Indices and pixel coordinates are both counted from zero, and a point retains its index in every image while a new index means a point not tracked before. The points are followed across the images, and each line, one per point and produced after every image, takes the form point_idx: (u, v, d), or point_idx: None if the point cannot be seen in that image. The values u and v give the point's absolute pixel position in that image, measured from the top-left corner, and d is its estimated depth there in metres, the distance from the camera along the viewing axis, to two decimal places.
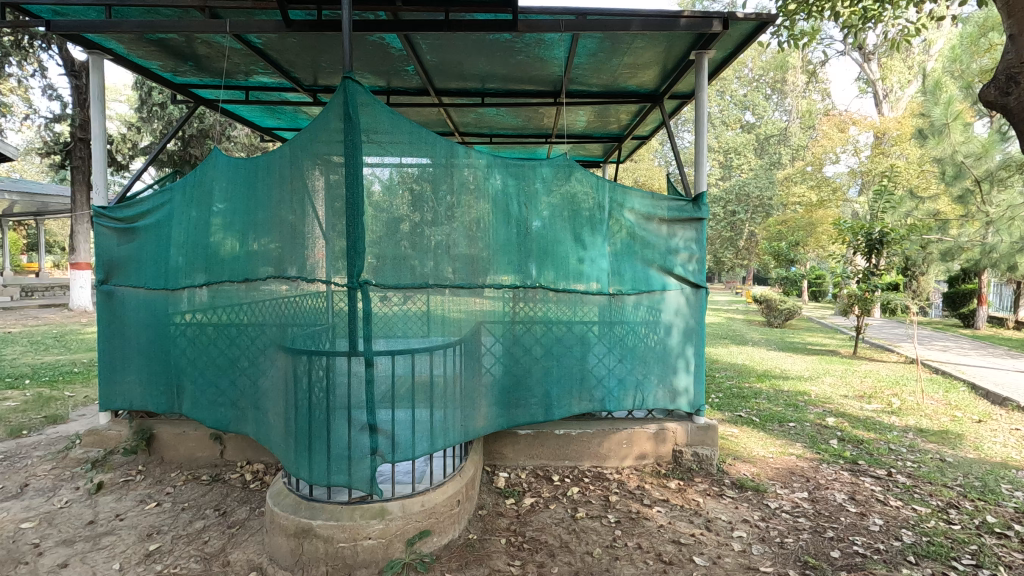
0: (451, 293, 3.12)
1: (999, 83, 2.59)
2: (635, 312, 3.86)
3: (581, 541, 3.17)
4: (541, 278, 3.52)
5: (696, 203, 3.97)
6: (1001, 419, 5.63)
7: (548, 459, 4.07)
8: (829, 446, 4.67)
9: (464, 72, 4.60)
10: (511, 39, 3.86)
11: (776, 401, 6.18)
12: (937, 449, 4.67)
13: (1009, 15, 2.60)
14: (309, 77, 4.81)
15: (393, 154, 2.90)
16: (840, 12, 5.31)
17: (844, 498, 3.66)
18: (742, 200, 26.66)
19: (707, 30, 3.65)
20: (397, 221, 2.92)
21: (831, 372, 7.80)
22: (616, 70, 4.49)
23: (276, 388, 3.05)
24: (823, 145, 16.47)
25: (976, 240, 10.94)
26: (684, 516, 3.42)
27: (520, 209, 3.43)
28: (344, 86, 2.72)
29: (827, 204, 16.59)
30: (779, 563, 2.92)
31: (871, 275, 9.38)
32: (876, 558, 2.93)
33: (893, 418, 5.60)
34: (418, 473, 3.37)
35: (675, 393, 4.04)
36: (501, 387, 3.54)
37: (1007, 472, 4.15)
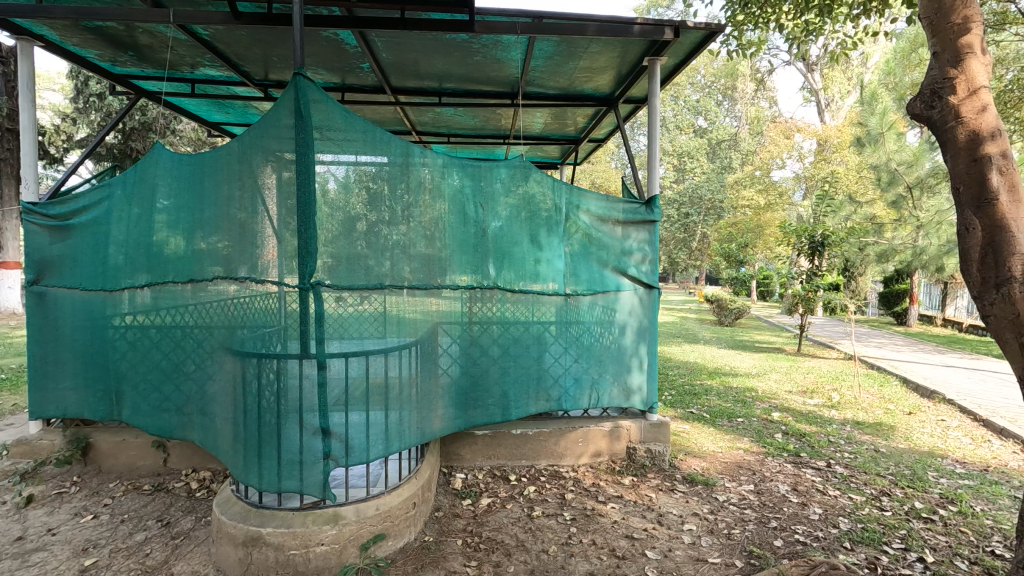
0: (408, 294, 3.10)
1: (924, 96, 2.54)
2: (591, 312, 3.93)
3: (536, 539, 3.20)
4: (499, 279, 3.53)
5: (649, 206, 4.07)
6: (929, 411, 6.02)
7: (505, 459, 4.09)
8: (774, 439, 4.87)
9: (420, 71, 4.57)
10: (467, 39, 3.87)
11: (726, 397, 6.40)
12: (872, 440, 4.96)
13: (933, 33, 2.52)
14: (260, 72, 4.67)
15: (348, 152, 2.86)
16: (785, 24, 5.51)
17: (787, 489, 3.83)
18: (695, 203, 27.47)
19: (660, 37, 3.74)
20: (352, 220, 2.89)
21: (777, 368, 8.15)
22: (572, 73, 4.55)
23: (223, 392, 2.95)
24: (770, 151, 17.21)
25: (908, 243, 11.64)
26: (637, 511, 3.51)
27: (477, 210, 3.43)
28: (295, 83, 2.67)
29: (774, 207, 17.34)
30: (726, 553, 3.03)
31: (814, 276, 9.77)
32: (815, 545, 3.07)
33: (833, 411, 5.90)
34: (372, 476, 3.32)
35: (629, 391, 4.13)
36: (459, 388, 3.53)
37: (934, 461, 4.44)
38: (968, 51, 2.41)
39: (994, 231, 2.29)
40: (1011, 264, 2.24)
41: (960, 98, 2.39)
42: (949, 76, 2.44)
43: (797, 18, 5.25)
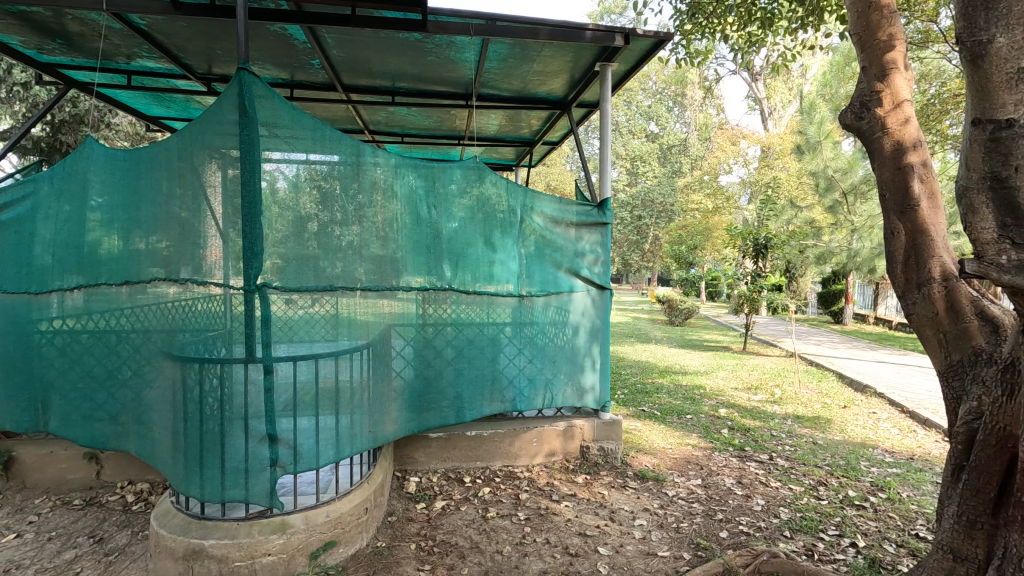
0: (361, 296, 3.04)
1: (854, 108, 2.67)
2: (545, 312, 3.97)
3: (490, 540, 3.20)
4: (453, 280, 3.52)
5: (601, 208, 4.15)
6: (862, 404, 6.38)
7: (459, 462, 4.07)
8: (720, 435, 5.04)
9: (373, 70, 4.50)
10: (421, 39, 3.84)
11: (676, 395, 6.59)
12: (810, 433, 5.21)
13: (861, 49, 2.65)
14: (203, 65, 4.49)
15: (298, 150, 2.80)
16: (730, 35, 5.72)
17: (732, 482, 3.98)
18: (647, 206, 28.16)
19: (611, 43, 3.82)
20: (303, 221, 2.82)
21: (724, 366, 8.46)
22: (526, 76, 4.59)
23: (162, 399, 2.81)
24: (718, 156, 17.85)
25: (843, 246, 12.32)
26: (590, 509, 3.57)
27: (430, 210, 3.41)
28: (239, 77, 2.59)
29: (721, 211, 17.98)
30: (674, 547, 3.12)
31: (758, 277, 10.20)
32: (757, 535, 3.20)
33: (775, 407, 6.17)
34: (323, 482, 3.24)
35: (582, 391, 4.20)
36: (412, 391, 3.49)
37: (867, 451, 4.72)
38: (893, 66, 2.56)
39: (916, 235, 2.45)
40: (930, 266, 2.41)
41: (886, 110, 2.55)
42: (876, 89, 2.58)
43: (741, 30, 5.46)
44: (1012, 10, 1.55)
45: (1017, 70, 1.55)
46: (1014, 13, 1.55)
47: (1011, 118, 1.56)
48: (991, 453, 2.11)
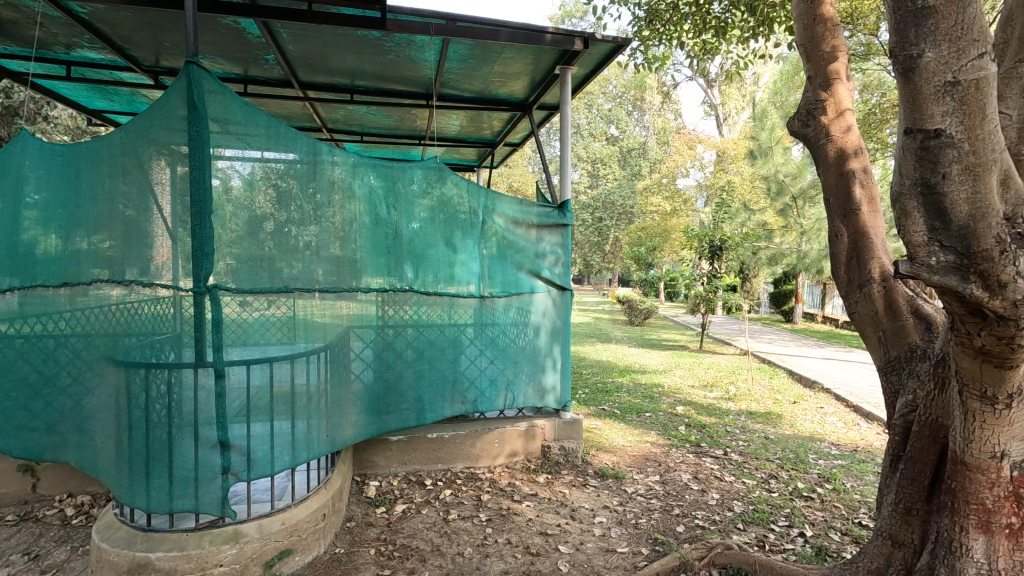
0: (319, 297, 2.97)
1: (801, 115, 2.78)
2: (506, 313, 3.99)
3: (452, 542, 3.18)
4: (414, 281, 3.48)
5: (562, 210, 4.19)
6: (810, 399, 6.67)
7: (420, 464, 4.02)
8: (678, 432, 5.17)
9: (331, 67, 4.42)
10: (380, 37, 3.80)
11: (636, 393, 6.71)
12: (762, 428, 5.40)
13: (807, 59, 2.76)
14: (150, 58, 4.30)
15: (253, 147, 2.72)
16: (686, 42, 5.88)
17: (689, 477, 4.09)
18: (608, 207, 28.61)
19: (570, 47, 3.87)
20: (258, 220, 2.74)
21: (681, 365, 8.68)
22: (487, 77, 4.60)
23: (105, 407, 2.67)
24: (676, 160, 18.32)
25: (793, 248, 12.83)
26: (551, 508, 3.60)
27: (390, 211, 3.37)
28: (187, 71, 2.49)
29: (679, 213, 18.46)
30: (633, 542, 3.18)
31: (714, 278, 10.51)
32: (712, 528, 3.30)
33: (730, 403, 6.36)
34: (279, 489, 3.15)
35: (543, 391, 4.23)
36: (372, 394, 3.44)
37: (815, 444, 4.93)
38: (836, 76, 2.67)
39: (858, 238, 2.58)
40: (870, 267, 2.52)
41: (830, 118, 2.65)
42: (821, 99, 2.68)
43: (697, 37, 5.62)
44: (939, 24, 1.45)
45: (946, 82, 1.47)
46: (941, 27, 1.45)
47: (938, 129, 1.51)
48: (925, 443, 2.24)
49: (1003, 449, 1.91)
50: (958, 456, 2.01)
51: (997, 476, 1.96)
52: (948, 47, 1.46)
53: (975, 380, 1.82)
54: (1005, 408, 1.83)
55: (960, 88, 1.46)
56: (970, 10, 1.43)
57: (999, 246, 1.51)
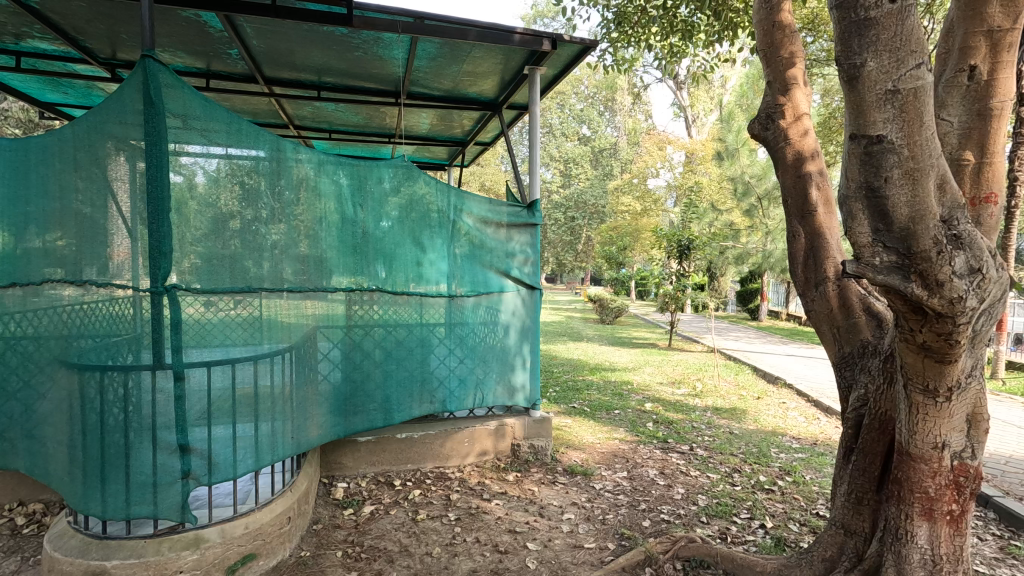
0: (284, 297, 2.93)
1: (760, 119, 2.83)
2: (475, 312, 3.99)
3: (420, 542, 3.18)
4: (382, 281, 3.47)
5: (531, 209, 4.21)
6: (774, 395, 6.86)
7: (389, 465, 3.99)
8: (646, 428, 5.26)
9: (296, 63, 4.33)
10: (346, 34, 3.75)
11: (606, 391, 6.79)
12: (727, 424, 5.54)
13: (767, 64, 2.83)
14: (106, 50, 4.16)
15: (217, 143, 2.66)
16: (655, 45, 5.97)
17: (655, 473, 4.16)
18: (580, 207, 28.83)
19: (538, 48, 3.90)
20: (223, 218, 2.69)
21: (650, 362, 8.83)
22: (456, 76, 4.58)
23: (57, 411, 2.58)
24: (646, 161, 18.63)
25: (759, 247, 13.17)
26: (520, 506, 3.62)
27: (358, 210, 3.33)
28: (143, 65, 2.42)
29: (649, 213, 18.75)
30: (600, 538, 3.23)
31: (682, 276, 10.73)
32: (677, 522, 3.37)
33: (697, 400, 6.50)
34: (242, 492, 3.09)
35: (513, 390, 4.25)
36: (339, 394, 3.40)
37: (777, 439, 5.07)
38: (794, 82, 2.74)
39: (814, 238, 2.66)
40: (826, 267, 2.61)
41: (788, 122, 2.72)
42: (780, 103, 2.74)
43: (664, 40, 5.71)
44: (879, 34, 1.52)
45: (886, 91, 1.54)
46: (881, 38, 1.52)
47: (880, 135, 1.58)
48: (875, 436, 2.34)
49: (944, 440, 2.01)
50: (903, 448, 2.10)
51: (939, 465, 2.05)
52: (888, 57, 1.53)
53: (918, 375, 1.91)
54: (946, 401, 1.93)
55: (899, 96, 1.54)
56: (907, 23, 1.50)
57: (937, 246, 1.59)
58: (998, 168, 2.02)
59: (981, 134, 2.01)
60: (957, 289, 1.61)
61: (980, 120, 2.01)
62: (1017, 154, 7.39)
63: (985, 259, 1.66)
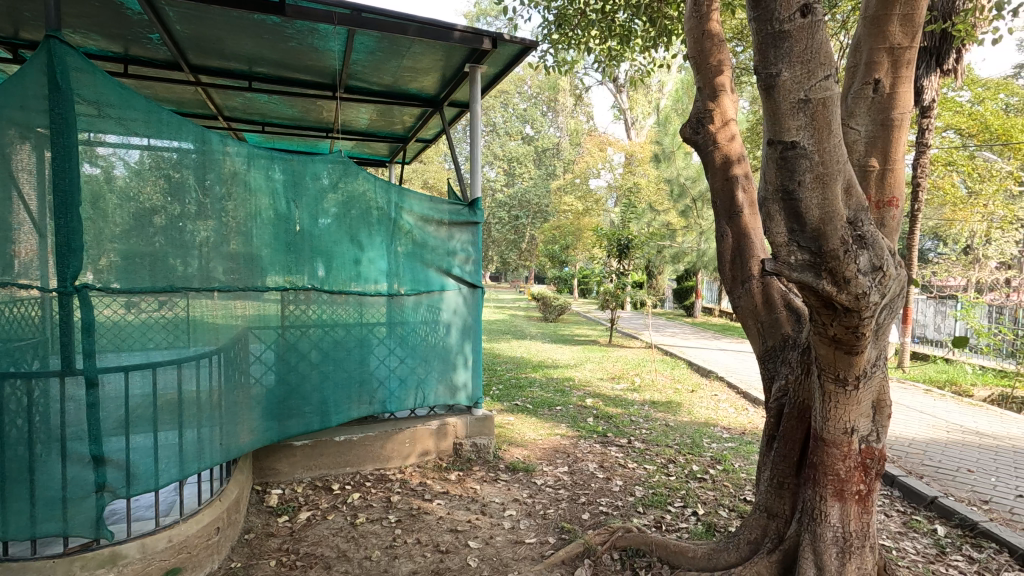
0: (211, 297, 2.80)
1: (692, 123, 2.93)
2: (416, 312, 3.95)
3: (359, 547, 3.11)
4: (317, 280, 3.37)
5: (472, 208, 4.20)
6: (707, 388, 7.19)
7: (327, 469, 3.88)
8: (586, 423, 5.38)
9: (224, 51, 4.12)
10: (279, 23, 3.60)
11: (548, 388, 6.89)
12: (663, 417, 5.75)
13: (698, 71, 2.94)
14: (7, 28, 3.81)
15: (138, 134, 2.50)
16: (594, 48, 6.08)
17: (594, 466, 4.26)
18: (524, 206, 29.05)
19: (479, 46, 3.90)
20: (146, 213, 2.53)
21: (591, 359, 9.03)
22: (396, 71, 4.51)
23: None
24: (587, 161, 19.04)
25: (694, 247, 13.74)
26: (462, 504, 3.62)
27: (292, 206, 3.22)
28: (47, 46, 2.19)
29: (590, 213, 19.18)
30: (541, 532, 3.27)
31: (622, 275, 11.05)
32: (615, 513, 3.46)
33: (635, 394, 6.71)
34: (166, 504, 2.91)
35: (455, 389, 4.24)
36: (272, 397, 3.27)
37: (709, 430, 5.32)
38: (722, 89, 2.86)
39: (741, 238, 2.80)
40: (751, 265, 2.75)
41: (717, 127, 2.84)
42: (709, 109, 2.86)
43: (604, 44, 5.83)
44: (793, 46, 1.64)
45: (800, 100, 1.66)
46: (795, 50, 1.64)
47: (794, 141, 1.69)
48: (794, 424, 2.50)
49: (853, 425, 2.17)
50: (818, 434, 2.25)
51: (848, 449, 2.22)
52: (800, 67, 1.65)
53: (830, 365, 2.05)
54: (854, 389, 2.08)
55: (811, 105, 1.65)
56: (818, 37, 1.63)
57: (844, 246, 1.71)
58: (898, 175, 2.21)
59: (885, 143, 2.18)
60: (862, 286, 1.74)
61: (884, 130, 2.18)
62: (920, 162, 8.06)
63: (886, 258, 1.80)
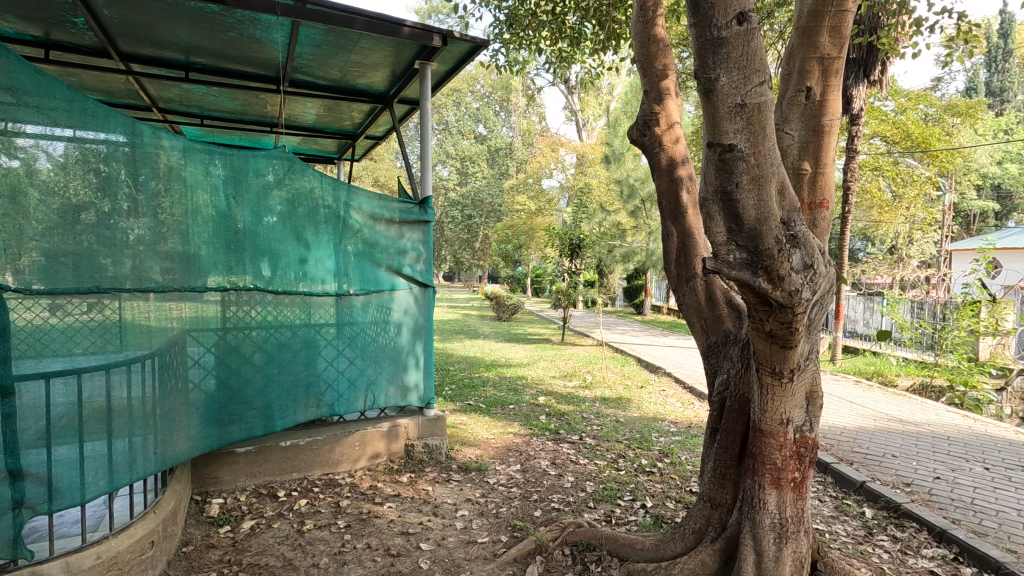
0: (143, 298, 2.65)
1: (639, 125, 2.99)
2: (365, 312, 3.86)
3: (306, 554, 3.02)
4: (260, 279, 3.24)
5: (422, 206, 4.15)
6: (655, 383, 7.39)
7: (271, 476, 3.74)
8: (538, 421, 5.42)
9: (158, 39, 3.91)
10: (218, 11, 3.45)
11: (501, 387, 6.91)
12: (614, 413, 5.87)
13: (644, 74, 3.01)
14: None
15: (62, 124, 2.31)
16: (545, 49, 6.13)
17: (547, 464, 4.30)
18: (477, 205, 29.00)
19: (428, 43, 3.86)
20: (72, 209, 2.36)
21: (544, 357, 9.12)
22: (344, 66, 4.40)
23: None
24: (540, 161, 19.21)
25: (643, 246, 14.09)
26: (413, 507, 3.57)
27: (231, 203, 3.09)
28: None
29: (543, 212, 19.35)
30: (493, 531, 3.27)
31: (574, 274, 11.21)
32: (567, 509, 3.51)
33: (586, 391, 6.82)
34: (93, 519, 2.73)
35: (406, 389, 4.18)
36: (212, 403, 3.13)
37: (657, 424, 5.47)
38: (667, 93, 2.93)
39: (685, 238, 2.90)
40: (695, 264, 2.85)
41: (662, 130, 2.91)
42: (655, 111, 2.93)
43: (555, 45, 5.88)
44: (730, 52, 1.71)
45: (736, 105, 1.73)
46: (731, 56, 1.71)
47: (731, 144, 1.75)
48: (735, 416, 2.60)
49: (788, 416, 2.28)
50: (757, 425, 2.35)
51: (784, 439, 2.33)
52: (737, 73, 1.72)
53: (767, 360, 2.14)
54: (789, 381, 2.19)
55: (747, 110, 1.73)
56: (752, 45, 1.71)
57: (777, 245, 1.79)
58: (828, 178, 2.34)
59: (816, 148, 2.30)
60: (795, 283, 1.83)
61: (816, 135, 2.30)
62: (850, 167, 8.56)
63: (816, 257, 1.90)
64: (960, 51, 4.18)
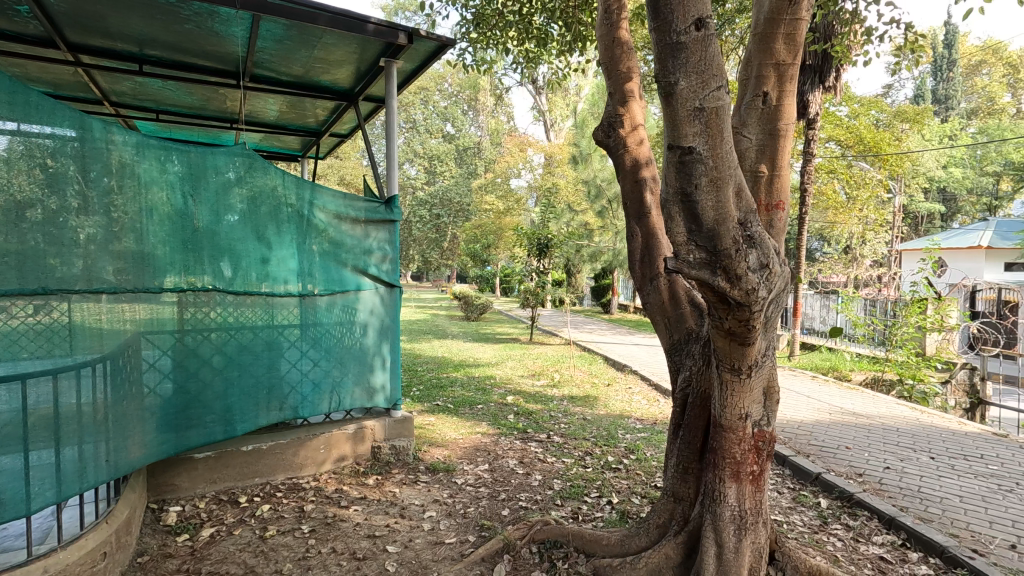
0: (93, 299, 2.54)
1: (603, 126, 3.03)
2: (329, 312, 3.80)
3: (268, 561, 2.95)
4: (219, 279, 3.15)
5: (388, 205, 4.10)
6: (621, 381, 7.50)
7: (232, 482, 3.64)
8: (506, 420, 5.43)
9: (109, 29, 3.76)
10: (174, 3, 3.33)
11: (469, 386, 6.90)
12: (581, 411, 5.93)
13: (609, 76, 3.05)
14: None
15: (4, 117, 2.20)
16: (513, 49, 6.15)
17: (514, 463, 4.31)
18: (445, 205, 28.83)
19: (394, 40, 3.84)
20: (16, 207, 2.24)
21: (512, 356, 9.14)
22: (307, 62, 4.31)
23: None
24: (508, 161, 19.24)
25: (610, 246, 14.27)
26: (380, 509, 3.53)
27: (188, 201, 3.00)
28: None
29: (511, 212, 19.38)
30: (461, 531, 3.27)
31: (542, 274, 11.26)
32: (534, 507, 3.53)
33: (554, 390, 6.87)
34: (40, 531, 2.60)
35: (372, 391, 4.12)
36: (168, 407, 3.02)
37: (623, 421, 5.55)
38: (631, 95, 2.98)
39: (649, 238, 2.95)
40: (658, 263, 2.91)
41: (626, 131, 2.96)
42: (619, 113, 2.98)
43: (522, 45, 5.90)
44: (688, 57, 1.77)
45: (695, 108, 1.79)
46: (690, 60, 1.77)
47: (691, 147, 1.79)
48: (698, 412, 2.66)
49: (747, 411, 2.35)
50: (718, 421, 2.42)
51: (743, 433, 2.39)
52: (695, 78, 1.78)
53: (726, 356, 2.20)
54: (747, 377, 2.25)
55: (705, 113, 1.78)
56: (710, 49, 1.77)
57: (734, 245, 1.85)
58: (784, 180, 2.42)
59: (773, 151, 2.37)
60: (751, 282, 1.88)
61: (772, 139, 2.38)
62: (807, 170, 8.88)
63: (772, 257, 1.96)
64: (907, 60, 4.38)
